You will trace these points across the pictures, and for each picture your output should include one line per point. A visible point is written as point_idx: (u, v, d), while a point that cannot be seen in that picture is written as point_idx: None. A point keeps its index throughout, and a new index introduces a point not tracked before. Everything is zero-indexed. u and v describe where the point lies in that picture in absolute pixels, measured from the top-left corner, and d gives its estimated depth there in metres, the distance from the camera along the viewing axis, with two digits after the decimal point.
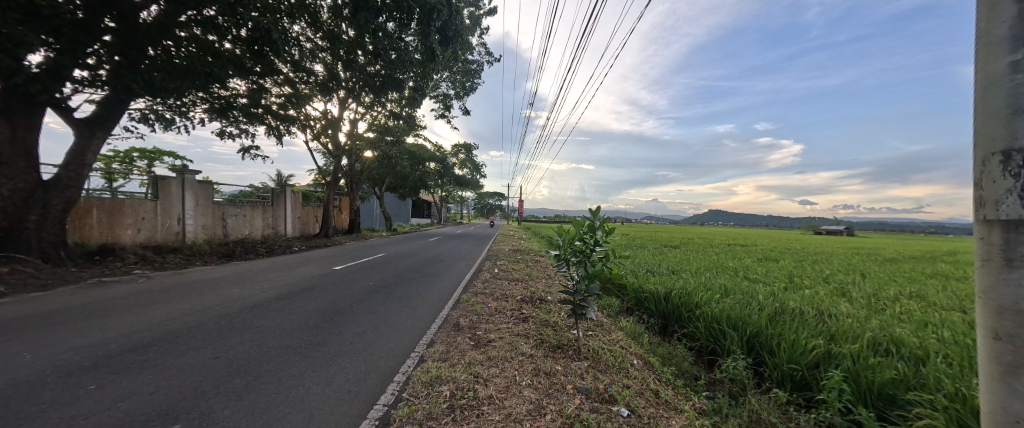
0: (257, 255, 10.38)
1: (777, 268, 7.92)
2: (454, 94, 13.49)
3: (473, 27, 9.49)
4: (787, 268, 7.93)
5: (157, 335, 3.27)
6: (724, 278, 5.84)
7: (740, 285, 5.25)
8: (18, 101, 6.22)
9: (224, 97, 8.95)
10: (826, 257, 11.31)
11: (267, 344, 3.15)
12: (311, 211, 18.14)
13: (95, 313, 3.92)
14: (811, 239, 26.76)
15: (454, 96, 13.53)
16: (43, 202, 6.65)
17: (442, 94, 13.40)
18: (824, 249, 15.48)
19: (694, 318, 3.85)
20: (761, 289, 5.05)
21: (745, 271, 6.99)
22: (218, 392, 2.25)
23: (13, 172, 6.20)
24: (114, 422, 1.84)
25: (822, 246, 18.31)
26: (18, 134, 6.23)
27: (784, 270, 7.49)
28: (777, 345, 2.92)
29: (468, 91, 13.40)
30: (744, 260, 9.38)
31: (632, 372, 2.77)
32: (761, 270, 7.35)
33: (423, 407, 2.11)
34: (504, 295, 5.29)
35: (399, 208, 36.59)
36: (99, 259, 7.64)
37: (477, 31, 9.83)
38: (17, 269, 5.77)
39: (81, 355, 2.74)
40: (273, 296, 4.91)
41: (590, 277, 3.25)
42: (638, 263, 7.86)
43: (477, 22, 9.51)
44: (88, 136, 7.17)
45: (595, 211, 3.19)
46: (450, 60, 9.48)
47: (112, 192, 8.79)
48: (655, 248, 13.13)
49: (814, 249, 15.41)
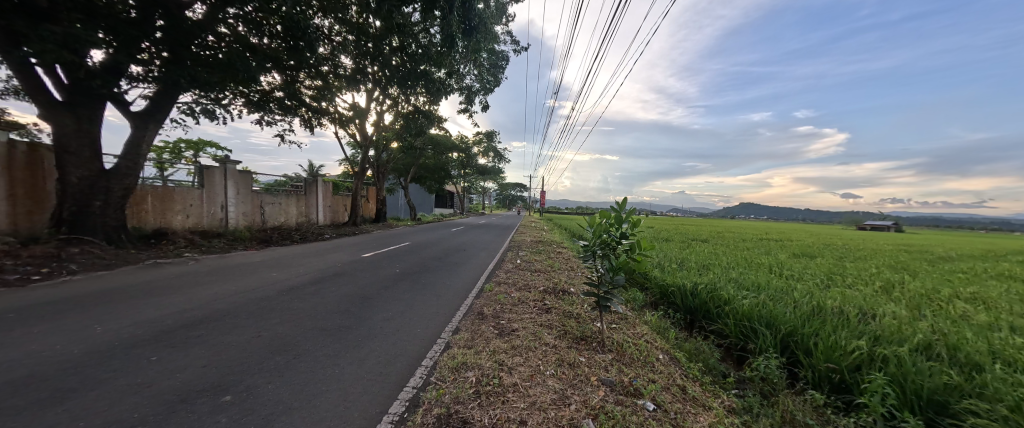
0: (291, 242, 10.96)
1: (816, 264, 7.52)
2: (478, 87, 13.50)
3: (498, 17, 9.37)
4: (827, 264, 7.54)
5: (205, 313, 3.53)
6: (754, 273, 5.67)
7: (773, 281, 5.02)
8: (83, 95, 6.72)
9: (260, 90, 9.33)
10: (871, 254, 10.57)
11: (302, 325, 3.34)
12: (340, 200, 18.87)
13: (151, 291, 4.26)
14: (854, 235, 25.16)
15: (478, 89, 13.52)
16: (106, 189, 7.23)
17: (467, 87, 13.47)
18: (870, 245, 14.51)
19: (722, 314, 3.75)
20: (797, 285, 4.79)
21: (778, 266, 6.75)
22: (262, 368, 2.42)
23: (78, 161, 6.81)
24: (174, 391, 2.02)
25: (867, 241, 17.31)
26: (83, 126, 6.79)
27: (822, 267, 7.11)
28: (813, 345, 2.76)
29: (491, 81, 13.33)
30: (778, 255, 8.97)
31: (658, 366, 2.73)
32: (798, 266, 7.01)
33: (450, 391, 2.18)
34: (527, 285, 5.32)
35: (424, 197, 37.71)
36: (153, 241, 8.29)
37: (501, 21, 9.67)
38: (87, 249, 6.38)
39: (142, 329, 3.01)
40: (307, 280, 5.16)
41: (616, 270, 3.24)
42: (664, 256, 7.68)
43: (503, 10, 9.32)
44: (143, 127, 7.73)
45: (621, 203, 3.14)
46: (473, 50, 9.38)
47: (164, 181, 9.43)
48: (682, 241, 12.81)
49: (859, 245, 14.49)
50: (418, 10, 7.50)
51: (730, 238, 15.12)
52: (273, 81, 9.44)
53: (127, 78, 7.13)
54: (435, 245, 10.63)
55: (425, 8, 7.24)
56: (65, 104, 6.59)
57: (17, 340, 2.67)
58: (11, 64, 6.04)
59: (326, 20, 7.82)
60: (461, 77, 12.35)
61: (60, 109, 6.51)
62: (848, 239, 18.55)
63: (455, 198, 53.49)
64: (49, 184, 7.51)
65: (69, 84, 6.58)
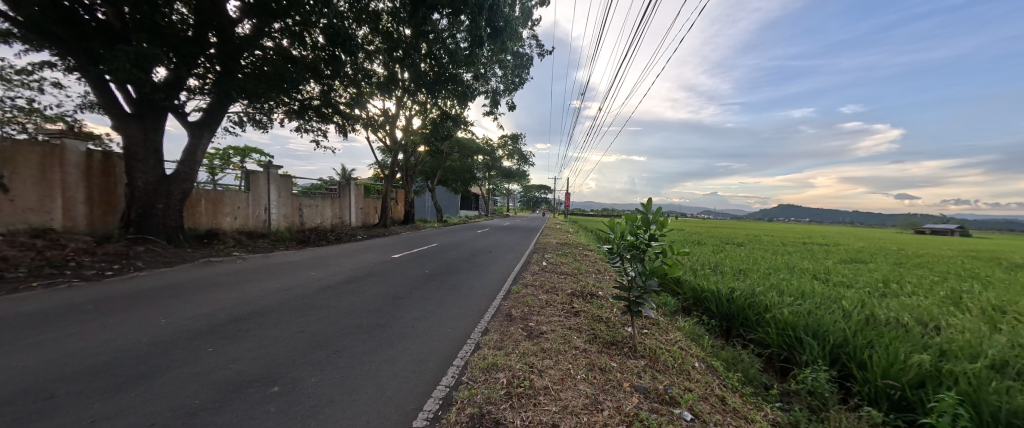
0: (326, 242, 11.51)
1: (869, 271, 6.96)
2: (502, 90, 13.62)
3: (523, 20, 9.40)
4: (882, 271, 6.96)
5: (252, 308, 3.77)
6: (797, 279, 5.34)
7: (820, 288, 4.69)
8: (149, 107, 7.40)
9: (301, 100, 9.85)
10: (936, 261, 9.61)
11: (339, 322, 3.48)
12: (371, 203, 19.63)
13: (206, 287, 4.62)
14: (911, 239, 23.07)
15: (503, 91, 13.64)
16: (167, 193, 7.89)
17: (492, 90, 13.63)
18: (933, 251, 13.21)
19: (763, 323, 3.56)
20: (849, 293, 4.45)
21: (826, 273, 6.30)
22: (305, 361, 2.55)
23: (144, 167, 7.50)
24: (228, 380, 2.17)
25: (929, 247, 15.75)
26: (148, 136, 7.47)
27: (877, 273, 6.57)
28: (869, 358, 2.55)
29: (515, 84, 13.39)
30: (825, 261, 8.38)
31: (694, 375, 2.63)
32: (849, 272, 6.52)
33: (482, 392, 2.19)
34: (554, 288, 5.27)
35: (450, 199, 38.49)
36: (206, 241, 8.96)
37: (525, 24, 9.71)
38: (151, 248, 6.99)
39: (199, 322, 3.26)
40: (342, 279, 5.40)
41: (647, 273, 3.18)
42: (697, 260, 7.40)
43: (528, 13, 9.34)
44: (198, 135, 8.39)
45: (648, 204, 3.06)
46: (499, 53, 9.48)
47: (214, 185, 10.16)
48: (715, 244, 12.26)
49: (920, 251, 13.21)
50: (446, 16, 7.69)
51: (769, 242, 14.26)
52: (312, 91, 9.95)
53: (186, 91, 7.78)
54: (461, 246, 10.82)
55: (453, 15, 7.43)
56: (134, 116, 7.28)
57: (97, 329, 2.97)
58: (91, 81, 6.73)
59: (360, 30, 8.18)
60: (486, 81, 12.51)
61: (129, 121, 7.21)
62: (907, 244, 16.98)
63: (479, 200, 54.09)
64: (117, 185, 8.21)
65: (137, 98, 7.28)
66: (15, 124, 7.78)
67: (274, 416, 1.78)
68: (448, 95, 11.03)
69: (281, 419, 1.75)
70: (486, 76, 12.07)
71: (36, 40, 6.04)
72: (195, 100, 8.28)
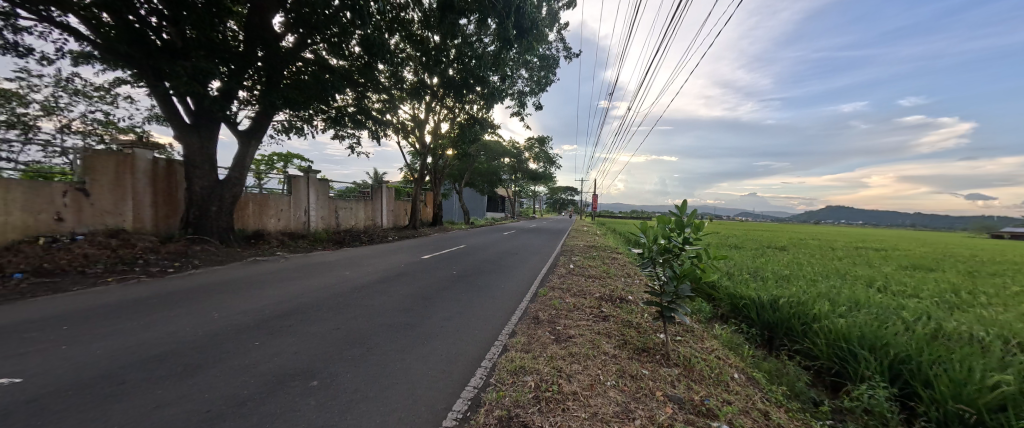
0: (359, 243, 12.03)
1: (939, 279, 6.31)
2: (528, 91, 13.64)
3: (550, 22, 9.37)
4: (954, 280, 6.28)
5: (294, 305, 4.00)
6: (850, 287, 4.94)
7: (879, 297, 4.32)
8: (206, 118, 8.07)
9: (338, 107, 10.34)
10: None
11: (372, 321, 3.63)
12: (401, 205, 20.30)
13: (253, 284, 4.97)
14: (981, 244, 20.78)
15: (529, 93, 13.66)
16: (220, 197, 8.54)
17: (518, 92, 13.71)
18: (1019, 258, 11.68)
19: (811, 333, 3.33)
20: (915, 304, 4.06)
21: (884, 280, 5.78)
22: (342, 357, 2.67)
23: (201, 173, 8.18)
24: (272, 373, 2.30)
25: (1015, 253, 13.93)
26: (205, 144, 8.15)
27: (949, 282, 5.94)
28: (938, 377, 2.31)
29: (542, 85, 13.36)
30: (885, 267, 7.68)
31: (734, 386, 2.49)
32: (915, 280, 5.94)
33: (510, 395, 2.19)
34: (581, 292, 5.19)
35: (478, 201, 39.07)
36: (253, 241, 9.62)
37: (552, 25, 9.65)
38: (206, 248, 7.61)
39: (247, 317, 3.51)
40: (375, 279, 5.62)
41: (680, 278, 3.06)
42: (735, 265, 7.06)
43: (555, 15, 9.30)
44: (247, 143, 9.03)
45: (683, 206, 2.95)
46: (525, 54, 9.49)
47: (260, 188, 10.90)
48: (754, 248, 11.59)
49: (1002, 257, 11.74)
50: (475, 21, 7.82)
51: (815, 246, 13.28)
52: (348, 98, 10.43)
53: (237, 102, 8.41)
54: (488, 248, 10.96)
55: (482, 19, 7.53)
56: (193, 126, 7.97)
57: (160, 321, 3.28)
58: (157, 95, 7.45)
59: (394, 39, 8.49)
60: (512, 83, 12.59)
61: (189, 131, 7.91)
62: (989, 250, 15.09)
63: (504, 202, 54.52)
64: (178, 191, 9.01)
65: (196, 110, 7.96)
66: (94, 136, 8.77)
67: (314, 408, 1.87)
68: (475, 98, 11.18)
69: (320, 412, 1.84)
70: (512, 78, 12.14)
71: (114, 60, 6.78)
72: (245, 110, 8.93)
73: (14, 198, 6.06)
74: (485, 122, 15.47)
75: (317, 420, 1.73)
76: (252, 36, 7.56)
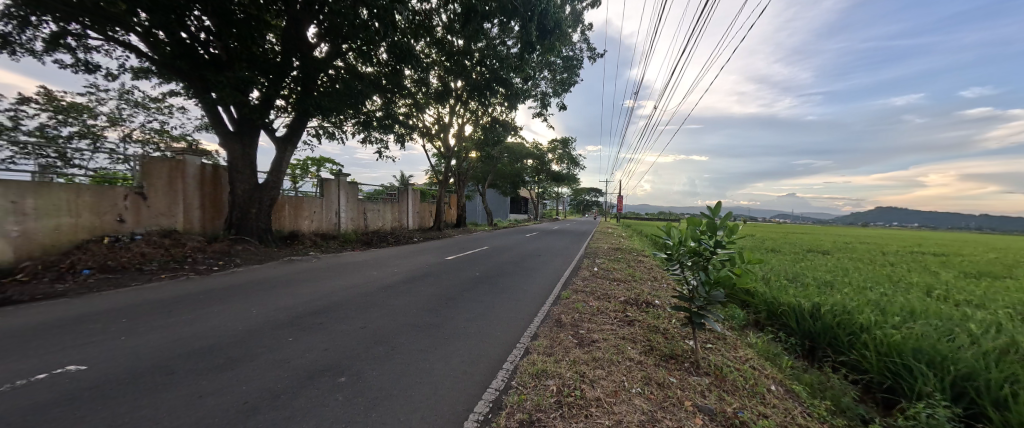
0: (386, 244, 12.40)
1: (1015, 288, 5.66)
2: (552, 93, 13.60)
3: (574, 22, 9.28)
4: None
5: (324, 303, 4.18)
6: (908, 295, 4.53)
7: (942, 306, 3.94)
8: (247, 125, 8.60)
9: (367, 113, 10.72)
10: None
11: (397, 320, 3.71)
12: (427, 207, 20.76)
13: (287, 283, 5.24)
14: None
15: (552, 94, 13.60)
16: (259, 200, 9.07)
17: (541, 93, 13.71)
18: None
19: (860, 344, 3.10)
20: (985, 315, 3.67)
21: (949, 289, 5.25)
22: (368, 355, 2.75)
23: (243, 178, 8.72)
24: (302, 368, 2.40)
25: None
26: (246, 150, 8.69)
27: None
28: (1012, 397, 2.06)
29: (566, 86, 13.25)
30: (949, 275, 6.99)
31: (770, 399, 2.34)
32: (988, 290, 5.36)
33: (532, 398, 2.17)
34: (606, 295, 5.09)
35: (501, 203, 39.32)
36: (288, 242, 10.14)
37: (576, 25, 9.55)
38: (247, 248, 8.08)
39: (282, 313, 3.69)
40: (400, 279, 5.76)
41: (712, 283, 2.92)
42: (773, 270, 6.68)
43: (579, 15, 9.19)
44: (284, 148, 9.55)
45: (715, 207, 2.84)
46: (548, 55, 9.46)
47: (296, 192, 11.49)
48: (793, 252, 10.91)
49: None
50: (498, 24, 7.87)
51: (864, 250, 12.30)
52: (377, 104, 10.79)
53: (275, 110, 8.92)
54: (511, 250, 10.99)
55: (505, 22, 7.57)
56: (236, 133, 8.52)
57: (205, 316, 3.52)
58: (206, 106, 8.03)
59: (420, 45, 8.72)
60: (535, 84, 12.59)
61: (232, 138, 8.45)
62: None
63: (526, 203, 54.51)
64: (224, 194, 9.71)
65: (239, 119, 8.50)
66: (151, 144, 9.60)
67: (340, 404, 1.93)
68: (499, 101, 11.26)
69: (345, 408, 1.89)
70: (535, 80, 12.13)
71: (170, 74, 7.40)
72: (282, 117, 9.45)
73: (84, 202, 6.65)
74: (507, 124, 15.54)
75: (342, 416, 1.78)
76: (288, 47, 8.00)
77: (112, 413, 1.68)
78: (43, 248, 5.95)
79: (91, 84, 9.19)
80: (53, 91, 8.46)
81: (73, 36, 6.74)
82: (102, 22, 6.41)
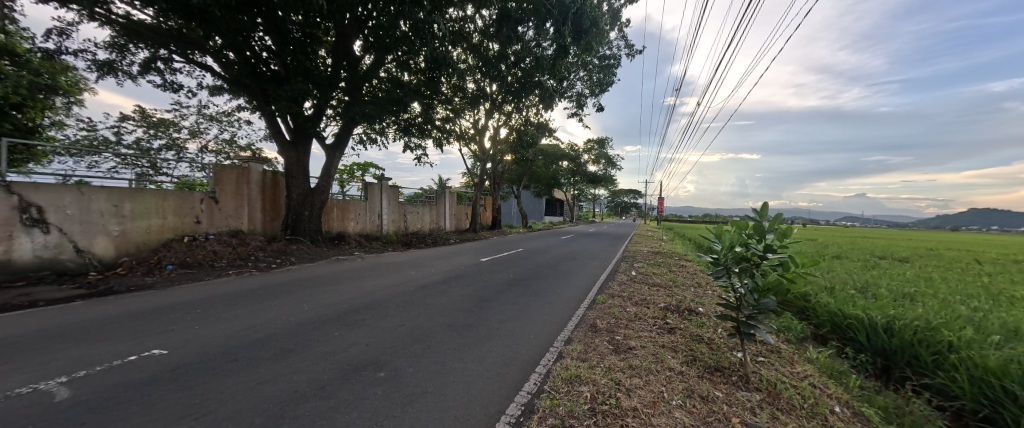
0: (423, 245, 12.84)
1: None
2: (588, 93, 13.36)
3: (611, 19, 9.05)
4: None
5: (367, 301, 4.41)
6: (1016, 312, 3.84)
7: None
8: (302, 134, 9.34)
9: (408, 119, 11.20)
10: None
11: (433, 320, 3.81)
12: (462, 209, 21.24)
13: (334, 280, 5.61)
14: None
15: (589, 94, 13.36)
16: (311, 202, 9.78)
17: (576, 93, 13.52)
18: None
19: (949, 366, 2.70)
20: None
21: None
22: (405, 352, 2.85)
23: (296, 182, 9.44)
24: (344, 362, 2.54)
25: None
26: (300, 157, 9.43)
27: None
28: None
29: (603, 86, 12.93)
30: None
31: (834, 421, 2.10)
32: None
33: (565, 404, 2.13)
34: (644, 301, 4.88)
35: (535, 205, 39.26)
36: (336, 242, 10.82)
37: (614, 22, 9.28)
38: (300, 248, 8.71)
39: (329, 309, 3.95)
40: (437, 280, 5.93)
41: (762, 291, 2.68)
42: (840, 278, 6.02)
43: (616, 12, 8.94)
44: (332, 155, 10.23)
45: (762, 210, 2.64)
46: (584, 54, 9.29)
47: (343, 195, 12.26)
48: (864, 259, 9.77)
49: None
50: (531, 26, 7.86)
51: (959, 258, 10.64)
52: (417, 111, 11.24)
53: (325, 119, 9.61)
54: (546, 252, 10.91)
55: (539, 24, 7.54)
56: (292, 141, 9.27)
57: (263, 310, 3.86)
58: (267, 118, 8.85)
59: (458, 53, 8.98)
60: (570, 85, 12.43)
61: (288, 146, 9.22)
62: None
63: (560, 205, 53.84)
64: (281, 198, 10.50)
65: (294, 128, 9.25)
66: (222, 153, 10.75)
67: (378, 398, 2.01)
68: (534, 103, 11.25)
69: (382, 401, 1.97)
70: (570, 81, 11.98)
71: (239, 89, 8.25)
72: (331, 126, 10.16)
73: (169, 205, 7.52)
74: (540, 126, 15.46)
75: (380, 410, 1.85)
76: (336, 60, 8.60)
77: (186, 393, 1.89)
78: (136, 245, 6.85)
79: (176, 102, 10.48)
80: (147, 109, 9.75)
81: (162, 60, 7.71)
82: (184, 46, 7.30)
